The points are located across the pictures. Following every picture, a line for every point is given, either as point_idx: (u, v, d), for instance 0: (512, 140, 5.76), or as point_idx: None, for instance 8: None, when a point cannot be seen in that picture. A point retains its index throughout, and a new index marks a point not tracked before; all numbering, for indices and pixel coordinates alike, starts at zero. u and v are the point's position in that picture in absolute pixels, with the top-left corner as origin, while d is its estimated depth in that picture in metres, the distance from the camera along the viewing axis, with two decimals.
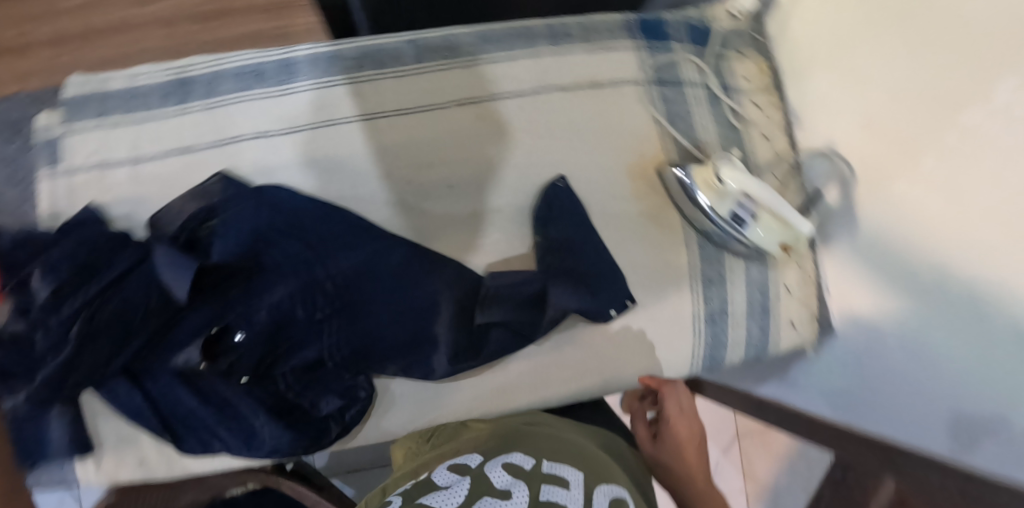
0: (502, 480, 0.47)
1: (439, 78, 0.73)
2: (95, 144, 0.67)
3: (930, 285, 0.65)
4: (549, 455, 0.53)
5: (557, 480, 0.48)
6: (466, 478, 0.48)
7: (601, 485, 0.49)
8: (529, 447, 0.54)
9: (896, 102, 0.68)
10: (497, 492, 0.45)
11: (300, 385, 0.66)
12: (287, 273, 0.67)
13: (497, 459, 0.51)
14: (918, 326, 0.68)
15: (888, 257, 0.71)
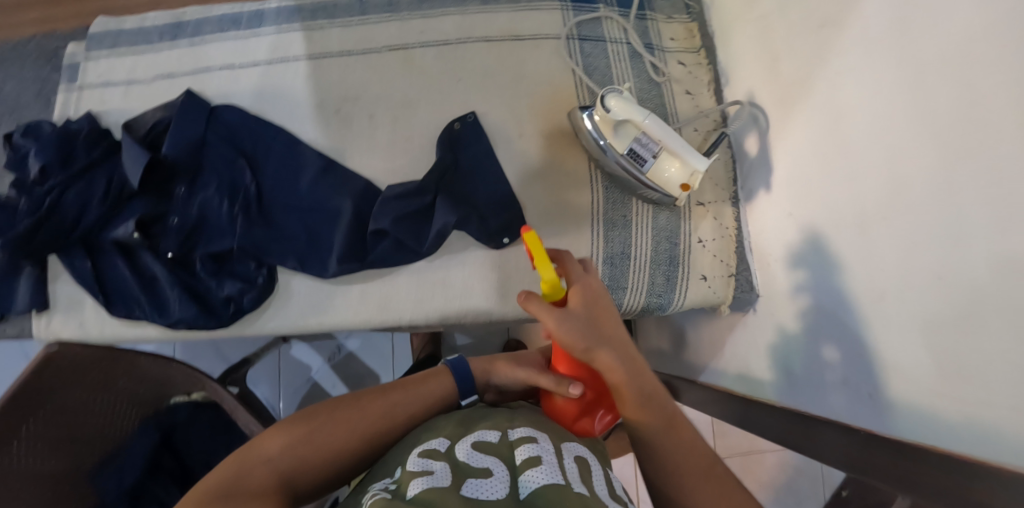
0: (479, 460, 0.48)
1: (376, 28, 0.84)
2: (103, 68, 0.85)
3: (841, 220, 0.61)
4: (511, 428, 0.54)
5: (527, 443, 0.51)
6: (439, 463, 0.47)
7: (565, 446, 0.53)
8: (487, 423, 0.54)
9: (796, 38, 0.67)
10: (478, 471, 0.47)
11: (207, 270, 0.75)
12: (221, 175, 0.78)
13: (464, 439, 0.51)
14: (816, 267, 0.65)
15: (798, 201, 0.68)
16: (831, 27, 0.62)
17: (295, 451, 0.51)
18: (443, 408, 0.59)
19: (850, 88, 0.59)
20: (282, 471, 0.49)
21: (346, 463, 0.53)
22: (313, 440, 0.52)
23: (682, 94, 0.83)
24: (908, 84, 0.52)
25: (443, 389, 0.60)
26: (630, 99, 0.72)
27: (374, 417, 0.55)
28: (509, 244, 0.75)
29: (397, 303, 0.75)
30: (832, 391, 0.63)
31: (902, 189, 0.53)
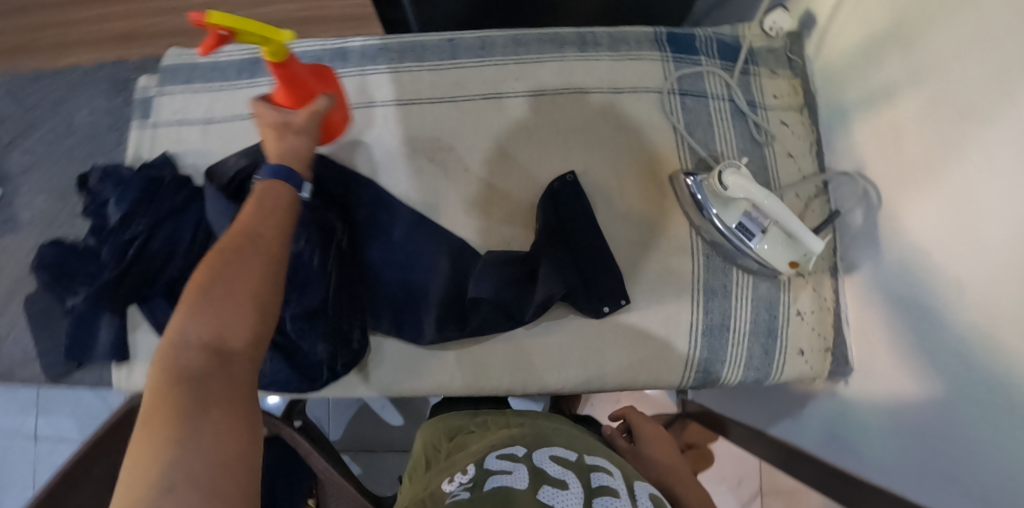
0: (553, 471, 0.53)
1: (467, 72, 0.80)
2: (182, 107, 0.81)
3: (963, 325, 0.58)
4: (588, 456, 0.60)
5: (600, 472, 0.56)
6: (522, 468, 0.54)
7: (639, 485, 0.57)
8: (563, 446, 0.61)
9: (927, 121, 0.64)
10: (555, 481, 0.51)
11: (296, 328, 0.71)
12: (307, 224, 0.73)
13: (543, 451, 0.58)
14: (935, 364, 0.62)
15: (909, 290, 0.66)
16: (974, 117, 0.58)
17: (195, 336, 0.45)
18: (292, 203, 0.57)
19: (995, 187, 0.56)
20: (224, 390, 0.43)
21: (272, 296, 0.50)
22: (218, 269, 0.48)
23: (784, 156, 0.80)
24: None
25: (271, 193, 0.57)
26: (745, 174, 0.69)
27: (252, 244, 0.51)
28: (610, 312, 0.73)
29: (495, 369, 0.74)
30: (936, 490, 0.63)
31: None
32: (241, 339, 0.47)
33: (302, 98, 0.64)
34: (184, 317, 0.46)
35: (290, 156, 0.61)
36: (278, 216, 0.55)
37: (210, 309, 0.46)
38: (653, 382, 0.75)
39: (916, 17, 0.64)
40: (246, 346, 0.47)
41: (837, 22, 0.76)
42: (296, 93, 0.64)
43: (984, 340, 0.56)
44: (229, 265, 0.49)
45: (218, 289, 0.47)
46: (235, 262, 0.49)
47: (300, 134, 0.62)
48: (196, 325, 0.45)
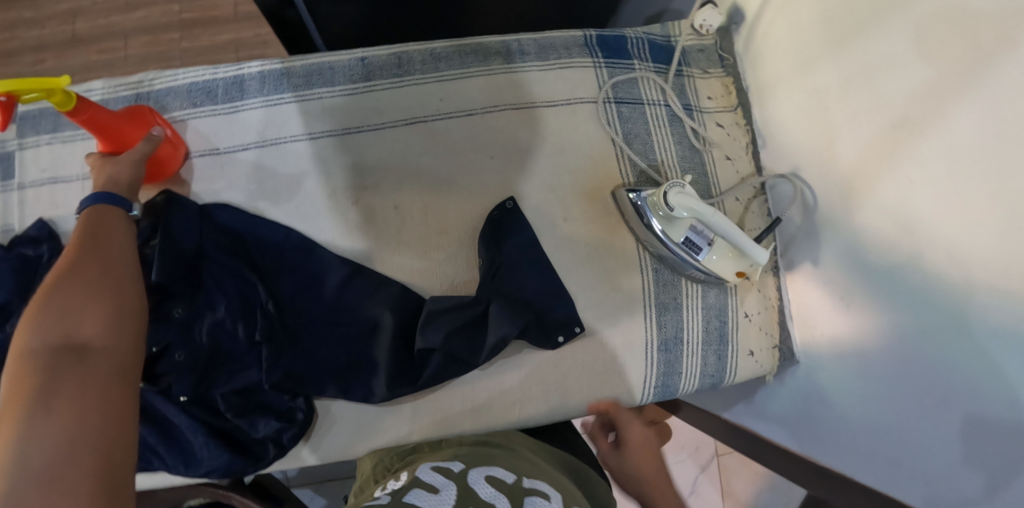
0: (484, 491, 0.48)
1: (386, 95, 0.72)
2: (48, 161, 0.69)
3: (904, 328, 0.61)
4: (529, 477, 0.54)
5: (536, 497, 0.49)
6: (451, 485, 0.48)
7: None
8: (510, 466, 0.56)
9: (862, 127, 0.66)
10: (481, 502, 0.46)
11: (233, 408, 0.65)
12: (227, 291, 0.67)
13: (482, 469, 0.52)
14: (881, 361, 0.64)
15: (848, 292, 0.69)
16: (907, 125, 0.61)
17: (25, 354, 0.48)
18: (126, 229, 0.61)
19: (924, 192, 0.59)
20: (76, 395, 0.46)
21: (131, 347, 0.53)
22: (55, 327, 0.50)
23: (720, 157, 0.79)
24: (998, 208, 0.52)
25: (110, 224, 0.60)
26: (689, 192, 0.68)
27: (84, 308, 0.52)
28: (565, 341, 0.71)
29: (453, 417, 0.69)
30: (879, 468, 0.65)
31: (980, 309, 0.53)
32: (101, 355, 0.50)
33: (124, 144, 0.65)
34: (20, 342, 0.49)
35: (108, 184, 0.62)
36: (116, 234, 0.59)
37: (53, 322, 0.50)
38: (615, 402, 0.73)
39: (849, 23, 0.66)
40: (96, 335, 0.51)
41: (763, 18, 0.77)
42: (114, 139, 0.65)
43: (920, 336, 0.59)
44: (61, 302, 0.52)
45: (48, 314, 0.51)
46: (76, 294, 0.52)
47: (121, 165, 0.63)
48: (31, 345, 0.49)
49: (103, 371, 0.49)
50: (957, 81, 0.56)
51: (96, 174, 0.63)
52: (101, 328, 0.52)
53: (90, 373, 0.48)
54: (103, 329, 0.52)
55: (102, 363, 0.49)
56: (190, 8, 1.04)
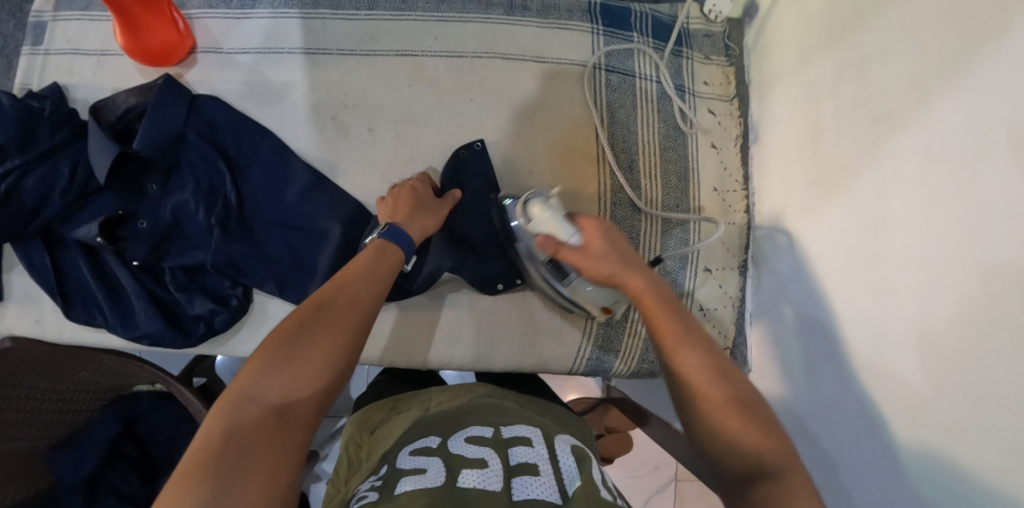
0: (470, 451, 0.51)
1: (384, 26, 0.75)
2: (73, 34, 0.75)
3: (855, 339, 0.58)
4: (505, 426, 0.57)
5: (521, 445, 0.53)
6: (435, 459, 0.50)
7: (558, 437, 0.56)
8: (480, 421, 0.58)
9: (843, 123, 0.61)
10: (471, 462, 0.49)
11: (177, 283, 0.70)
12: (198, 177, 0.71)
13: (456, 435, 0.54)
14: (817, 375, 0.63)
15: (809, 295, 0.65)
16: (888, 122, 0.56)
17: (264, 374, 0.45)
18: (395, 272, 0.56)
19: (896, 198, 0.54)
20: (268, 406, 0.43)
21: (345, 340, 0.48)
22: (284, 350, 0.46)
23: (706, 145, 0.77)
24: (966, 219, 0.47)
25: (376, 261, 0.55)
26: (554, 205, 0.61)
27: (348, 307, 0.50)
28: (502, 291, 0.71)
29: (380, 340, 0.71)
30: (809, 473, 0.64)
31: (930, 337, 0.49)
32: (303, 345, 0.46)
33: (144, 36, 0.70)
34: (268, 349, 0.46)
35: (415, 229, 0.61)
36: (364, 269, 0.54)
37: (282, 352, 0.46)
38: (543, 366, 0.73)
39: (849, 12, 0.61)
40: (330, 342, 0.48)
41: (777, 10, 0.73)
42: (135, 30, 0.69)
43: (869, 358, 0.56)
44: (266, 360, 0.45)
45: (299, 326, 0.48)
46: (267, 353, 0.46)
47: (420, 212, 0.63)
48: (269, 351, 0.46)
49: (294, 373, 0.45)
50: (944, 74, 0.50)
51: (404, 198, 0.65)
52: (324, 347, 0.47)
53: (282, 375, 0.45)
54: (316, 347, 0.47)
55: (314, 347, 0.47)
56: None
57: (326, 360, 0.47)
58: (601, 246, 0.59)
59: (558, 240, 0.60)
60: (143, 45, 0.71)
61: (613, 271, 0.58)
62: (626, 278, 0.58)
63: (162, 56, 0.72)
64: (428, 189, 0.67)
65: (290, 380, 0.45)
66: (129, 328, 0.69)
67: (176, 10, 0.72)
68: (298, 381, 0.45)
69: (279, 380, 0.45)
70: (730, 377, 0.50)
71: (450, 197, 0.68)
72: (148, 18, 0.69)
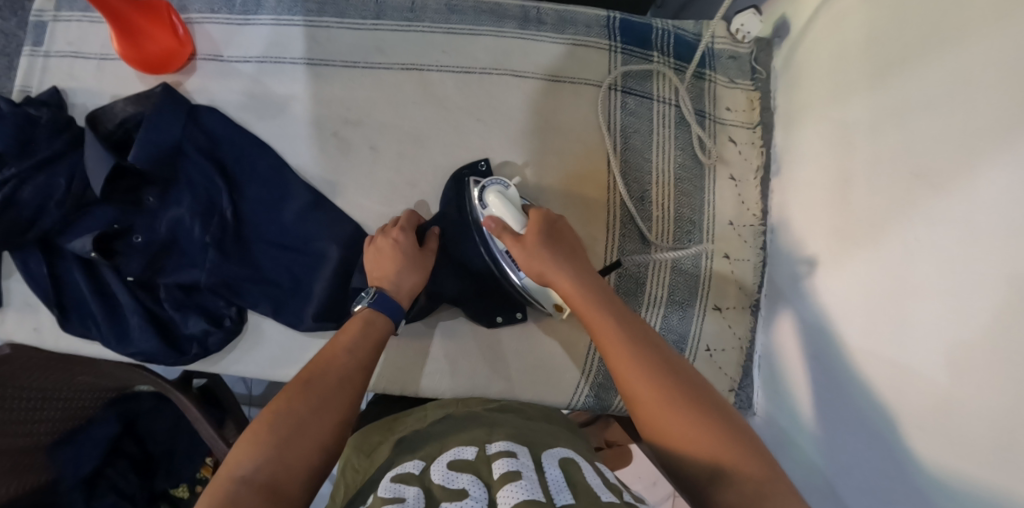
0: (453, 480, 0.48)
1: (390, 37, 0.72)
2: (74, 37, 0.73)
3: (871, 409, 0.54)
4: (491, 442, 0.55)
5: (504, 457, 0.51)
6: (413, 490, 0.48)
7: (547, 454, 0.54)
8: (467, 439, 0.56)
9: (874, 171, 0.57)
10: (452, 493, 0.47)
11: (172, 299, 0.68)
12: (195, 190, 0.69)
13: (438, 459, 0.52)
14: (827, 437, 0.60)
15: (821, 348, 0.62)
16: (925, 179, 0.51)
17: (254, 453, 0.45)
18: (382, 344, 0.58)
19: (924, 261, 0.50)
20: (257, 481, 0.43)
21: (332, 408, 0.50)
22: (274, 426, 0.47)
23: (724, 175, 0.73)
24: (1004, 292, 0.43)
25: (364, 333, 0.57)
26: (512, 194, 0.63)
27: (338, 387, 0.51)
28: (502, 323, 0.69)
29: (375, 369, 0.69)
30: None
31: (953, 425, 0.46)
32: (292, 420, 0.48)
33: (142, 41, 0.68)
34: (259, 427, 0.47)
35: (404, 294, 0.62)
36: (359, 345, 0.56)
37: (272, 429, 0.47)
38: (540, 400, 0.70)
39: (892, 50, 0.56)
40: (319, 414, 0.49)
41: (810, 35, 0.67)
42: (132, 35, 0.67)
43: (888, 425, 0.52)
44: (257, 438, 0.46)
45: (289, 402, 0.49)
46: (258, 431, 0.47)
47: (404, 268, 0.63)
48: (261, 429, 0.47)
49: (285, 448, 0.46)
50: (991, 132, 0.45)
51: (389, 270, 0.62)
52: (312, 418, 0.48)
53: (274, 450, 0.45)
54: (307, 419, 0.48)
55: (305, 421, 0.48)
56: None
57: (317, 435, 0.48)
58: (533, 243, 0.59)
59: (505, 226, 0.61)
60: (141, 50, 0.68)
61: (543, 270, 0.58)
62: (554, 277, 0.57)
63: (160, 62, 0.70)
64: (411, 235, 0.65)
65: (280, 455, 0.45)
66: (123, 343, 0.68)
67: (175, 14, 0.70)
68: (290, 454, 0.46)
69: (269, 454, 0.45)
70: (673, 370, 0.49)
71: (429, 237, 0.66)
72: (145, 23, 0.67)
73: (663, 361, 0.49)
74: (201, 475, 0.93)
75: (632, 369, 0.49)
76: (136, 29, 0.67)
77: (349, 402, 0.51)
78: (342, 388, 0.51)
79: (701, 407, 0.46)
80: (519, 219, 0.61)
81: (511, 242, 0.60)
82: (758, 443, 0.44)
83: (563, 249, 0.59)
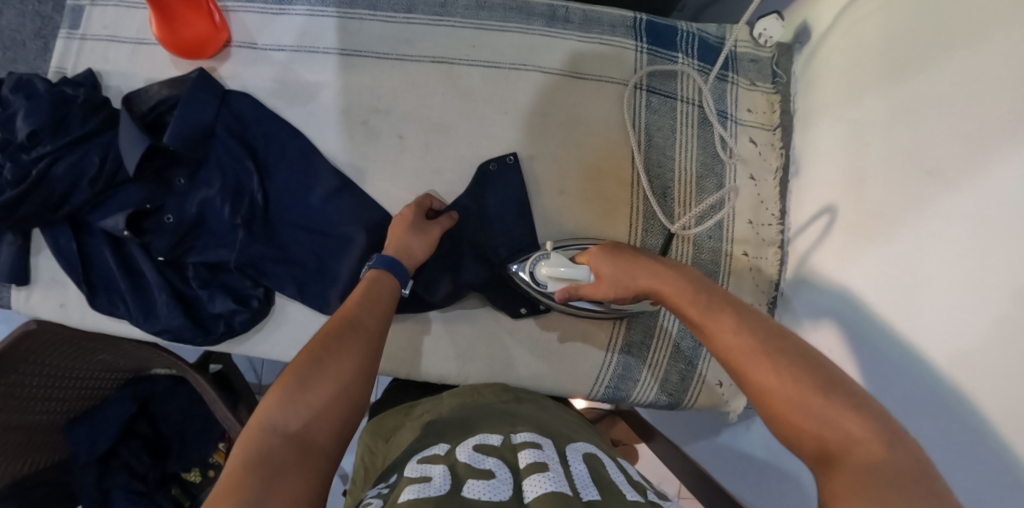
0: (480, 462, 0.49)
1: (421, 31, 0.73)
2: (108, 20, 0.74)
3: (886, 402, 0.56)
4: (515, 433, 0.55)
5: (530, 448, 0.52)
6: (440, 467, 0.48)
7: (571, 447, 0.54)
8: (491, 429, 0.56)
9: (887, 169, 0.59)
10: (478, 472, 0.47)
11: (200, 279, 0.70)
12: (225, 173, 0.71)
13: (465, 443, 0.53)
14: None
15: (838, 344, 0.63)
16: (937, 176, 0.53)
17: (286, 401, 0.46)
18: (392, 297, 0.59)
19: (931, 259, 0.52)
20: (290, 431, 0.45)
21: (356, 361, 0.50)
22: (302, 378, 0.48)
23: (743, 175, 0.74)
24: (1008, 293, 0.45)
25: (374, 289, 0.58)
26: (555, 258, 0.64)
27: (355, 333, 0.52)
28: (526, 315, 0.71)
29: (397, 353, 0.71)
30: None
31: (958, 410, 0.48)
32: (322, 372, 0.48)
33: (177, 27, 0.69)
34: (287, 378, 0.48)
35: (403, 257, 0.62)
36: (377, 301, 0.57)
37: (301, 381, 0.47)
38: (559, 390, 0.71)
39: (906, 53, 0.58)
40: (345, 367, 0.50)
41: (829, 39, 0.69)
42: (167, 21, 0.68)
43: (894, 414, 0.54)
44: (286, 388, 0.47)
45: (315, 354, 0.50)
46: (287, 381, 0.47)
47: (411, 238, 0.64)
48: (289, 380, 0.48)
49: (314, 400, 0.47)
50: (1002, 136, 0.47)
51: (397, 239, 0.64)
52: (339, 371, 0.49)
53: (304, 402, 0.46)
54: (334, 372, 0.49)
55: (334, 374, 0.49)
56: None
57: (344, 387, 0.49)
58: (609, 273, 0.60)
59: (577, 284, 0.62)
60: (177, 36, 0.70)
61: (629, 289, 0.58)
62: (640, 286, 0.57)
63: (194, 47, 0.71)
64: (420, 211, 0.67)
65: (310, 407, 0.46)
66: (148, 320, 0.69)
67: (213, 2, 0.71)
68: (320, 405, 0.47)
69: (300, 405, 0.46)
70: (778, 347, 0.46)
71: (443, 218, 0.68)
72: (178, 8, 0.68)
73: (767, 341, 0.47)
74: (213, 460, 0.93)
75: (731, 358, 0.47)
76: (169, 14, 0.68)
77: (372, 354, 0.52)
78: (365, 341, 0.52)
79: (809, 381, 0.43)
80: (582, 271, 0.62)
81: (589, 289, 0.61)
82: (883, 416, 0.40)
83: (639, 262, 0.59)
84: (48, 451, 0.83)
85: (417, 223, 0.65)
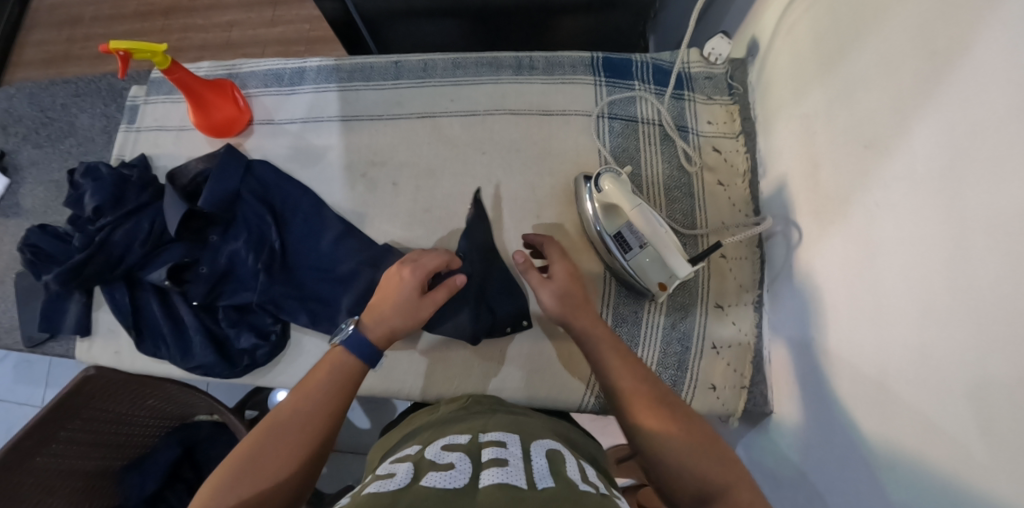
0: (442, 457, 0.46)
1: (407, 93, 0.85)
2: (160, 114, 0.90)
3: (863, 376, 0.54)
4: (485, 432, 0.52)
5: (494, 446, 0.48)
6: (406, 464, 0.46)
7: (536, 443, 0.50)
8: (463, 430, 0.53)
9: (835, 149, 0.60)
10: (440, 466, 0.44)
11: (229, 319, 0.80)
12: (250, 228, 0.82)
13: (433, 442, 0.50)
14: (831, 410, 0.59)
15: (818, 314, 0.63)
16: (874, 147, 0.55)
17: (228, 486, 0.49)
18: (358, 378, 0.60)
19: (887, 224, 0.52)
20: None
21: (302, 449, 0.53)
22: (247, 463, 0.51)
23: (711, 183, 0.78)
24: (949, 243, 0.45)
25: (328, 375, 0.58)
26: (624, 181, 0.70)
27: (305, 419, 0.55)
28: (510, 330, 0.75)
29: (399, 375, 0.76)
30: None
31: (928, 359, 0.47)
32: (266, 456, 0.52)
33: (210, 115, 0.84)
34: (233, 461, 0.51)
35: (378, 333, 0.62)
36: (341, 383, 0.58)
37: (244, 466, 0.51)
38: (552, 402, 0.74)
39: (833, 46, 0.61)
40: (291, 453, 0.53)
41: (774, 47, 0.74)
42: (203, 111, 0.83)
43: (880, 384, 0.52)
44: (229, 473, 0.50)
45: (264, 440, 0.53)
46: (234, 465, 0.51)
47: (395, 313, 0.62)
48: (235, 464, 0.51)
49: (253, 484, 0.50)
50: (920, 99, 0.49)
51: (380, 311, 0.63)
52: (285, 458, 0.52)
53: (242, 487, 0.50)
54: (278, 457, 0.52)
55: (278, 458, 0.52)
56: (318, 28, 1.27)
57: (285, 472, 0.52)
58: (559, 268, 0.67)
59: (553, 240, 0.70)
60: (211, 122, 0.84)
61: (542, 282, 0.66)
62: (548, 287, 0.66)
63: (225, 131, 0.85)
64: (417, 278, 0.64)
65: (248, 492, 0.50)
66: (184, 356, 0.79)
67: (237, 91, 0.86)
68: (259, 490, 0.50)
69: (238, 490, 0.49)
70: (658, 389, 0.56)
71: (442, 289, 0.65)
72: (212, 100, 0.83)
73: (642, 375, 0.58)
74: None
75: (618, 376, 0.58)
76: (205, 106, 0.83)
77: (320, 439, 0.55)
78: (315, 427, 0.55)
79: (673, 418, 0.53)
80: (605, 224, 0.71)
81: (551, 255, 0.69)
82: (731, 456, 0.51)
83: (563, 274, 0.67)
84: (106, 493, 0.92)
85: (406, 297, 0.63)
